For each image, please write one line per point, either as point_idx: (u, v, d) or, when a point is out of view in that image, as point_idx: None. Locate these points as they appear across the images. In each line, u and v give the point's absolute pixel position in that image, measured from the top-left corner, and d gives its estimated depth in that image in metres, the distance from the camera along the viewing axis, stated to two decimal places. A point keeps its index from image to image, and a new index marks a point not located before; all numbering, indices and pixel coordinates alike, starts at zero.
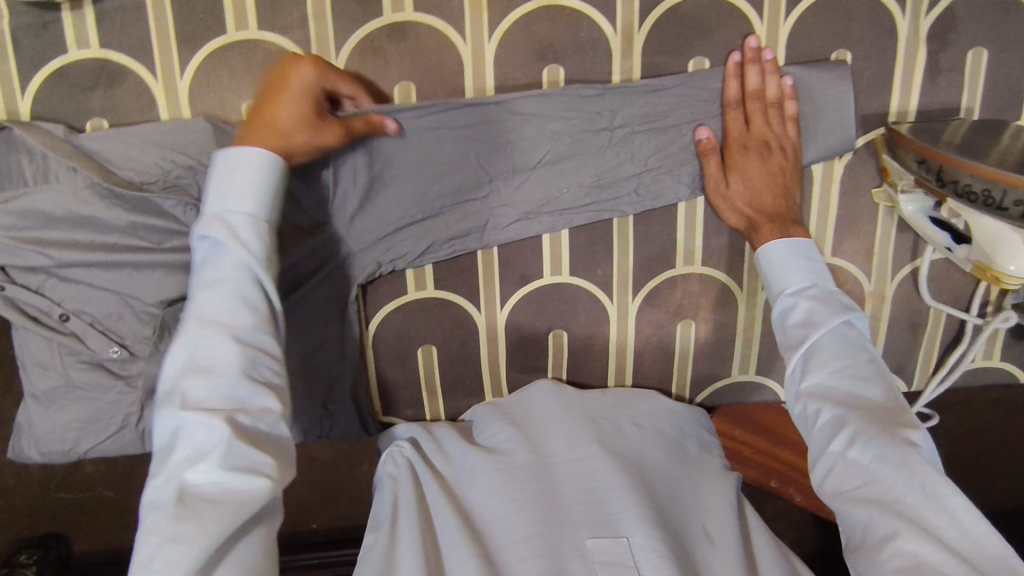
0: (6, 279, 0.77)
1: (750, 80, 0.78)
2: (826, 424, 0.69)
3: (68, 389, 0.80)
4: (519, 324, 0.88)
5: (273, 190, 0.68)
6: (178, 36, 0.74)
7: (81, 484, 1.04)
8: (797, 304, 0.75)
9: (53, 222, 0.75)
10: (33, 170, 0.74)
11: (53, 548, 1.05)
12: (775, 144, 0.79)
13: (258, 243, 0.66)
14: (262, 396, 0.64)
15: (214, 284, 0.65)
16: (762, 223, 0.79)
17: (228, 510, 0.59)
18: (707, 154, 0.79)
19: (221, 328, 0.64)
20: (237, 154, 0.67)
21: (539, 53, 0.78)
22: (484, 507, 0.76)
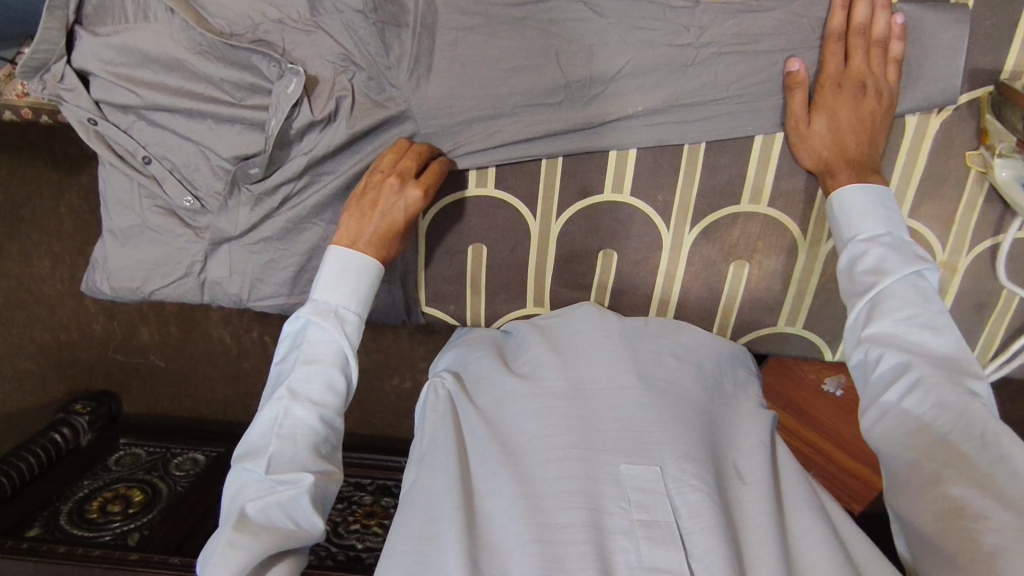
0: (99, 114, 0.82)
1: (858, 13, 0.74)
2: (885, 372, 0.68)
3: (142, 230, 0.86)
4: (571, 238, 0.88)
5: (372, 285, 0.77)
6: None
7: (134, 350, 1.15)
8: (868, 250, 0.72)
9: (147, 63, 0.79)
10: (134, 7, 0.77)
11: (104, 403, 1.15)
12: (872, 87, 0.75)
13: (356, 333, 0.76)
14: (328, 465, 0.70)
15: (313, 360, 0.72)
16: (839, 168, 0.76)
17: (276, 542, 0.64)
18: (794, 88, 0.76)
19: (308, 403, 0.71)
20: (353, 256, 0.76)
21: None
22: (519, 429, 0.76)
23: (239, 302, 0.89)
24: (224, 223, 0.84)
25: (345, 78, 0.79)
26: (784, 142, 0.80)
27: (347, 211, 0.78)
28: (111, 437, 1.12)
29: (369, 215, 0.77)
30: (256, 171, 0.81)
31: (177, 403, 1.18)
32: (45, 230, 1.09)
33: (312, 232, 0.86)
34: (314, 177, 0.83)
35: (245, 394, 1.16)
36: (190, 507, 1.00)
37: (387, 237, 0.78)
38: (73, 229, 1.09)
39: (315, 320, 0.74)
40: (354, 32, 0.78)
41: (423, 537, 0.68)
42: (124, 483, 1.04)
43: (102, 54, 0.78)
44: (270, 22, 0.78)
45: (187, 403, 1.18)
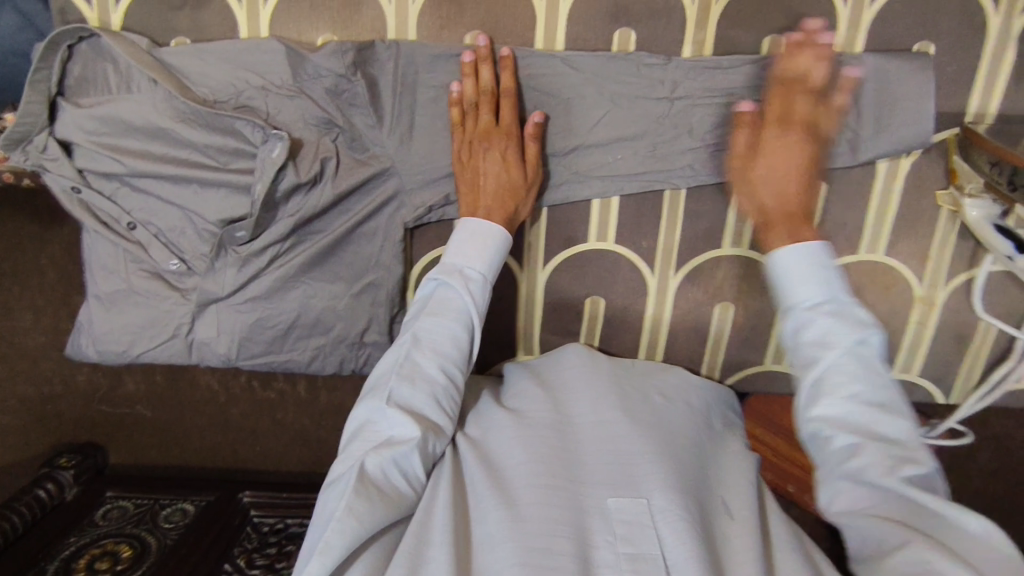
0: (81, 182, 0.82)
1: (800, 64, 0.74)
2: (837, 454, 0.67)
3: (128, 294, 0.86)
4: (559, 286, 0.89)
5: (504, 255, 0.79)
6: None
7: (120, 401, 1.10)
8: (812, 321, 0.70)
9: (131, 132, 0.79)
10: (117, 79, 0.78)
11: (90, 455, 1.10)
12: (807, 138, 0.74)
13: (482, 297, 0.79)
14: (442, 421, 0.75)
15: (440, 314, 0.76)
16: (776, 221, 0.74)
17: (390, 504, 0.68)
18: (741, 126, 0.77)
19: (431, 353, 0.75)
20: (479, 223, 0.78)
21: (614, 15, 0.77)
22: (508, 460, 0.75)
23: (229, 362, 0.89)
24: (211, 285, 0.84)
25: (328, 140, 0.80)
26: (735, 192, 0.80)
27: (458, 183, 0.80)
28: (98, 490, 1.07)
29: (476, 175, 0.79)
30: (242, 234, 0.81)
31: (163, 452, 1.13)
32: (27, 281, 1.02)
33: (300, 290, 0.86)
34: (300, 237, 0.84)
35: (235, 443, 1.12)
36: (187, 558, 0.97)
37: (501, 191, 0.78)
38: (57, 279, 1.02)
39: (444, 279, 0.77)
40: (337, 96, 0.79)
41: (412, 563, 0.66)
42: (112, 539, 1.01)
43: (84, 125, 0.78)
44: (251, 88, 0.78)
45: (175, 451, 1.13)
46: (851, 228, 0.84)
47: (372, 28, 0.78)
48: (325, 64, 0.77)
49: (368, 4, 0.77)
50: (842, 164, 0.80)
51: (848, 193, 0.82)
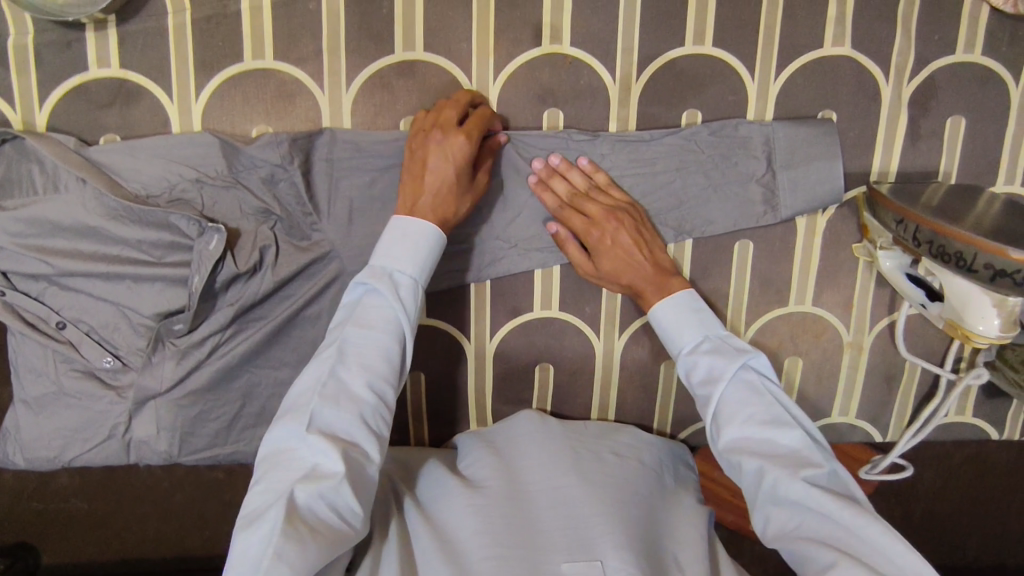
0: (7, 284, 0.79)
1: (558, 186, 0.80)
2: (749, 477, 0.70)
3: (58, 396, 0.82)
4: (508, 355, 0.90)
5: (432, 257, 0.75)
6: (196, 61, 0.77)
7: (53, 495, 0.95)
8: (697, 362, 0.75)
9: (59, 231, 0.77)
10: (43, 179, 0.76)
11: (20, 558, 0.96)
12: (629, 235, 0.79)
13: (411, 302, 0.73)
14: (372, 440, 0.68)
15: (366, 324, 0.71)
16: (646, 289, 0.79)
17: (322, 542, 0.62)
18: (564, 243, 0.81)
19: (357, 367, 0.69)
20: (408, 224, 0.74)
21: (541, 97, 0.81)
22: (462, 530, 0.73)
23: (169, 459, 0.85)
24: (148, 381, 0.81)
25: (267, 228, 0.80)
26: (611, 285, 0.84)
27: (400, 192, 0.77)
28: None
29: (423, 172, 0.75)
30: (180, 326, 0.79)
31: (103, 547, 0.98)
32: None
33: (244, 378, 0.84)
34: (242, 325, 0.82)
35: (181, 532, 0.98)
36: None
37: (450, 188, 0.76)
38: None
39: (370, 285, 0.72)
40: (276, 184, 0.79)
41: None
42: None
43: (8, 227, 0.76)
44: (185, 180, 0.78)
45: (117, 545, 0.98)
46: (779, 282, 0.88)
47: (307, 119, 0.79)
48: (260, 154, 0.78)
49: (302, 94, 0.78)
50: (764, 223, 0.85)
51: (772, 250, 0.87)
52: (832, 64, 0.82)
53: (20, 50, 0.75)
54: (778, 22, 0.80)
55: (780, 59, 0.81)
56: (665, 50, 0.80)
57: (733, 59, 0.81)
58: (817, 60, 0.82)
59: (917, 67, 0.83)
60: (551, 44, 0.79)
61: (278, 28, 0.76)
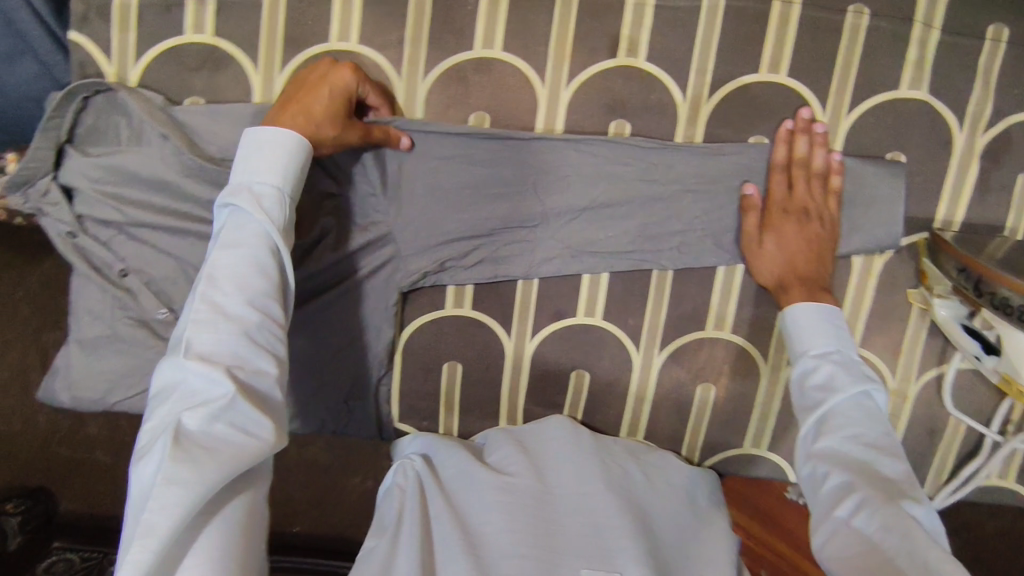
0: (79, 228, 0.82)
1: (799, 148, 0.81)
2: (833, 489, 0.69)
3: (112, 340, 0.85)
4: (546, 358, 0.90)
5: (299, 162, 0.70)
6: (285, 37, 0.80)
7: (82, 445, 1.09)
8: (818, 366, 0.76)
9: (135, 183, 0.80)
10: (128, 132, 0.80)
11: (40, 501, 1.06)
12: (813, 233, 0.81)
13: (281, 210, 0.69)
14: (260, 354, 0.63)
15: (234, 242, 0.66)
16: (792, 285, 0.81)
17: (220, 460, 0.58)
18: (748, 210, 0.82)
19: (229, 286, 0.64)
20: (269, 133, 0.70)
21: (610, 107, 0.82)
22: (483, 520, 0.74)
23: None
24: None
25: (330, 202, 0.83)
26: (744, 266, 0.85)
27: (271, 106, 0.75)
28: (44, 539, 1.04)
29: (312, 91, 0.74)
30: None
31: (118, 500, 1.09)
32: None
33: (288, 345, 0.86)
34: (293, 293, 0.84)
35: None
36: None
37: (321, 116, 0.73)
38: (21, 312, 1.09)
39: (234, 203, 0.67)
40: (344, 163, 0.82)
41: None
42: None
43: (89, 173, 0.79)
44: None
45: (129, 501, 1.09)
46: None
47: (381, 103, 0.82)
48: None
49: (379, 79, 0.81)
50: None
51: None
52: (906, 106, 0.81)
53: (124, 8, 0.79)
54: (856, 59, 0.80)
55: (854, 95, 0.81)
56: (739, 74, 0.81)
57: (807, 90, 0.81)
58: (892, 101, 0.81)
59: (994, 118, 0.82)
60: (626, 56, 0.80)
61: (367, 14, 0.79)
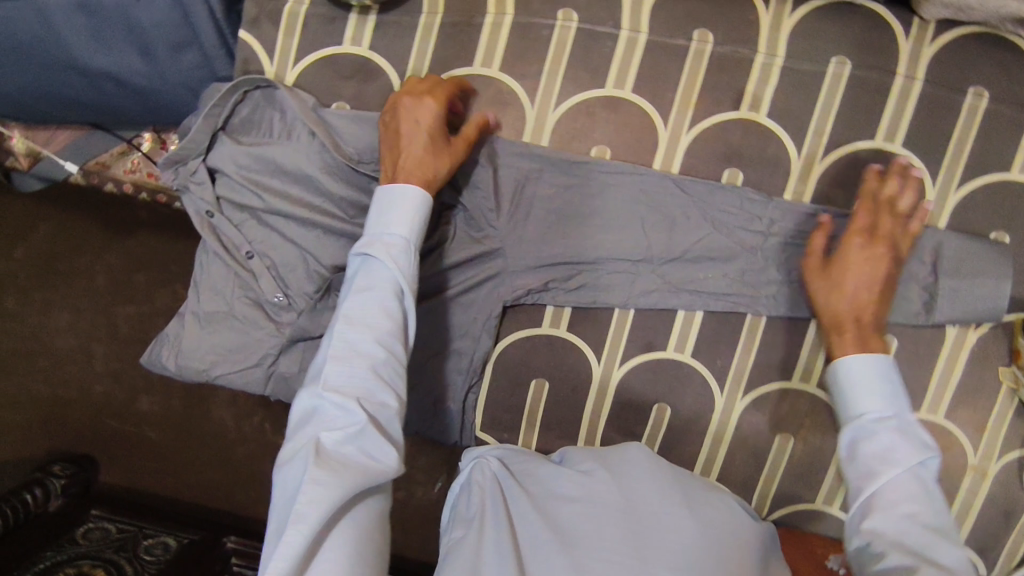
0: (217, 208, 0.88)
1: (889, 188, 0.81)
2: (886, 570, 0.65)
3: (226, 316, 0.90)
4: (630, 388, 0.92)
5: (424, 215, 0.76)
6: (433, 58, 0.86)
7: (133, 420, 1.20)
8: (880, 432, 0.71)
9: (278, 174, 0.86)
10: (280, 127, 0.86)
11: (84, 469, 1.16)
12: (886, 270, 0.79)
13: (408, 260, 0.73)
14: (385, 391, 0.67)
15: (366, 286, 0.71)
16: (848, 325, 0.78)
17: (349, 480, 0.62)
18: (820, 231, 0.81)
19: (361, 325, 0.69)
20: (399, 188, 0.75)
21: (726, 155, 0.86)
22: (568, 518, 0.76)
23: None
24: (309, 325, 0.89)
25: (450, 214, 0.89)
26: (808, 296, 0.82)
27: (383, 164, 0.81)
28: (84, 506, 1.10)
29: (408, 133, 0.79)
30: None
31: (159, 479, 1.20)
32: (75, 284, 1.21)
33: None
34: None
35: (229, 484, 1.19)
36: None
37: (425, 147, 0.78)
38: (105, 286, 1.20)
39: (366, 250, 0.73)
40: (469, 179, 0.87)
41: None
42: (88, 561, 0.96)
43: (238, 160, 0.86)
44: None
45: (170, 482, 1.20)
46: (916, 385, 0.88)
47: (512, 128, 0.87)
48: None
49: (513, 105, 0.87)
50: (915, 322, 0.86)
51: (915, 353, 0.88)
52: (1015, 190, 0.84)
53: (293, 15, 0.87)
54: (970, 138, 0.84)
55: (965, 172, 0.84)
56: (855, 139, 0.84)
57: (920, 162, 0.84)
58: (1002, 182, 0.84)
59: None
60: (747, 111, 0.85)
61: (511, 45, 0.86)
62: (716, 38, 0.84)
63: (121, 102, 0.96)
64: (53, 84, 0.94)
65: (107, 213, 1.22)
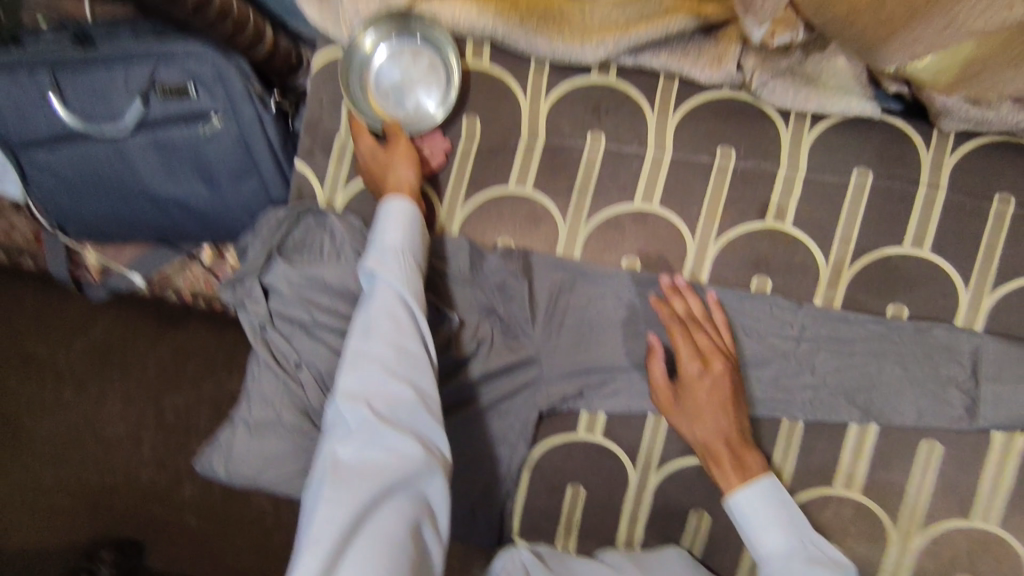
0: (269, 323, 0.93)
1: (681, 306, 0.85)
2: None
3: (274, 425, 0.94)
4: (668, 493, 0.92)
5: (413, 224, 0.80)
6: (469, 178, 0.93)
7: (176, 506, 1.23)
8: (789, 567, 0.76)
9: (327, 292, 0.92)
10: (330, 248, 0.92)
11: (129, 556, 1.19)
12: (726, 403, 0.81)
13: (403, 268, 0.76)
14: (398, 389, 0.69)
15: (370, 298, 0.74)
16: (722, 457, 0.80)
17: (368, 480, 0.63)
18: (654, 358, 0.85)
19: (370, 333, 0.71)
20: (386, 206, 0.80)
21: (754, 263, 0.88)
22: None
23: None
24: None
25: (486, 324, 0.90)
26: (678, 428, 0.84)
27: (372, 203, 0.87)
28: None
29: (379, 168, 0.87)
30: None
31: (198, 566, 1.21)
32: (131, 376, 1.27)
33: None
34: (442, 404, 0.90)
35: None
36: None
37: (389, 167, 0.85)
38: (155, 376, 1.27)
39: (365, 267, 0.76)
40: (504, 290, 0.91)
41: None
42: None
43: (291, 279, 0.91)
44: (434, 272, 0.90)
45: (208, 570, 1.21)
46: (965, 491, 0.86)
47: (545, 241, 0.92)
48: (497, 262, 0.90)
49: (546, 221, 0.91)
50: (958, 428, 0.85)
51: (960, 458, 0.86)
52: None
53: (343, 146, 0.94)
54: (1001, 243, 0.85)
55: (997, 275, 0.85)
56: (882, 245, 0.86)
57: (950, 267, 0.85)
58: None
59: None
60: (773, 220, 0.88)
61: (543, 165, 0.91)
62: (739, 153, 0.88)
63: (185, 224, 1.05)
64: (127, 211, 1.03)
65: (162, 308, 1.29)
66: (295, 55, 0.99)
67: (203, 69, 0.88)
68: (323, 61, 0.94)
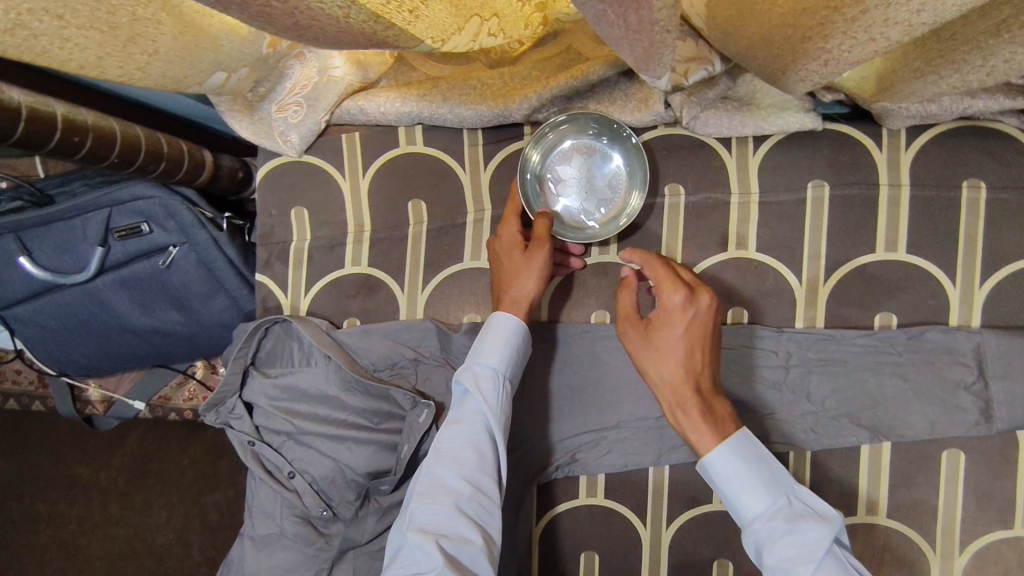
0: (257, 436, 0.93)
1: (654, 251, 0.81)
2: None
3: (279, 536, 0.91)
4: (683, 546, 0.88)
5: (517, 352, 0.79)
6: (426, 262, 0.94)
7: None
8: (773, 530, 0.64)
9: (305, 398, 0.92)
10: (301, 354, 0.93)
11: None
12: (699, 338, 0.73)
13: (496, 397, 0.75)
14: (471, 531, 0.68)
15: (458, 422, 0.74)
16: (690, 399, 0.70)
17: None
18: (629, 284, 0.79)
19: (449, 462, 0.71)
20: (495, 320, 0.79)
21: (725, 296, 0.85)
22: None
23: None
24: (353, 535, 0.90)
25: None
26: (645, 372, 0.74)
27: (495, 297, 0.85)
28: None
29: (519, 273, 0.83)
30: (386, 487, 0.89)
31: None
32: (164, 486, 1.26)
33: None
34: None
35: None
36: None
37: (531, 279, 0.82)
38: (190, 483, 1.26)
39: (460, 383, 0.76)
40: None
41: None
42: None
43: (268, 391, 0.92)
44: (407, 357, 0.91)
45: None
46: (999, 499, 0.80)
47: None
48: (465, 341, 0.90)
49: None
50: (977, 433, 0.79)
51: (986, 464, 0.80)
52: None
53: (299, 252, 0.96)
54: (980, 231, 0.80)
55: (983, 266, 0.80)
56: (854, 255, 0.82)
57: (931, 265, 0.81)
58: None
59: None
60: (736, 250, 0.85)
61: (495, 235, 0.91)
62: (687, 189, 0.86)
63: (169, 348, 1.07)
64: (115, 347, 1.07)
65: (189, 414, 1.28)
66: (240, 169, 1.00)
67: (151, 206, 0.89)
68: (267, 171, 0.96)
